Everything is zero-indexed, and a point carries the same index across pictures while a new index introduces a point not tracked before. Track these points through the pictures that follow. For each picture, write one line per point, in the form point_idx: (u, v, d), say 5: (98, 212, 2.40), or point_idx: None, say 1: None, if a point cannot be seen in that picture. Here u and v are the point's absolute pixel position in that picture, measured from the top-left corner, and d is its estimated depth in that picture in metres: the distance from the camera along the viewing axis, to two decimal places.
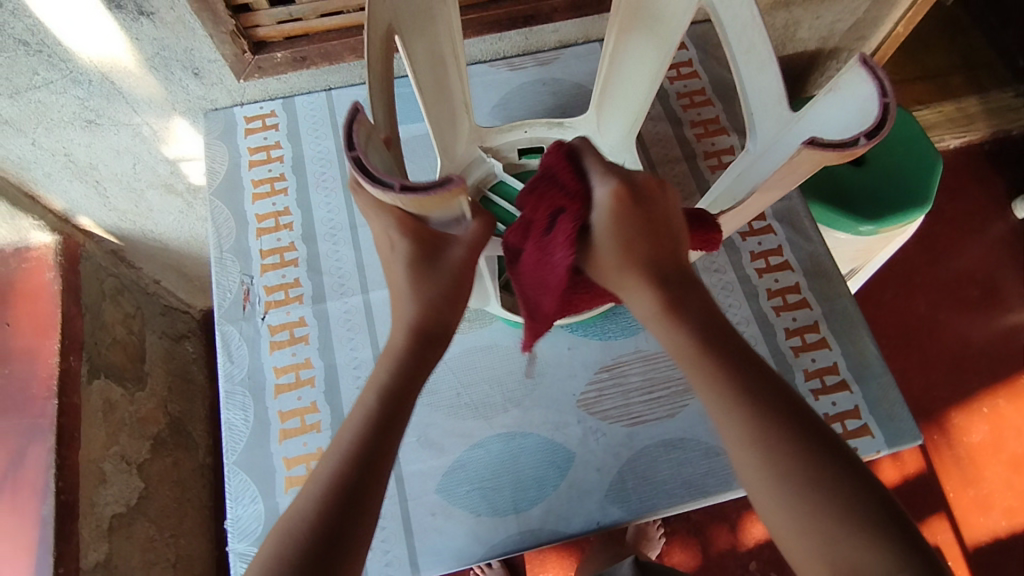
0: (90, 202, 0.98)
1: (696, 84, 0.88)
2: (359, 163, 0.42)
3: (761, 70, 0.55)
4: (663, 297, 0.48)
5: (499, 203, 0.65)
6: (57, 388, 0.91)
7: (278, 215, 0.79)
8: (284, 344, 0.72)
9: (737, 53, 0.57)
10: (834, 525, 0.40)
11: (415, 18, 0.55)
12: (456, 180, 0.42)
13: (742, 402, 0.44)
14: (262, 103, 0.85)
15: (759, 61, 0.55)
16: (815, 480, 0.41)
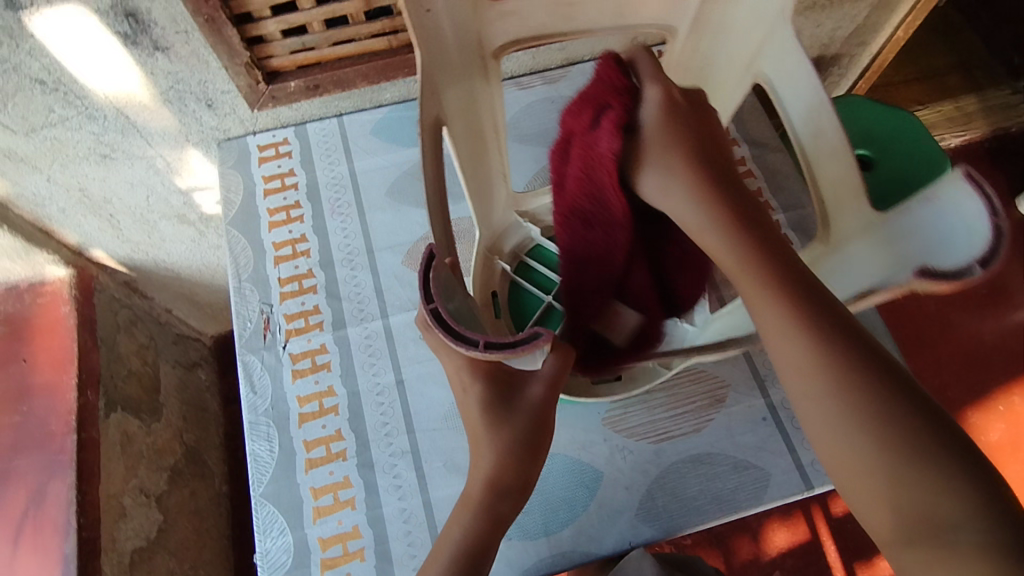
0: (104, 234, 0.98)
1: None
2: (444, 323, 0.42)
3: (836, 152, 0.48)
4: (709, 198, 0.44)
5: (539, 270, 0.67)
6: (75, 423, 0.91)
7: (294, 242, 0.79)
8: (306, 372, 0.71)
9: (801, 129, 0.51)
10: (910, 466, 0.32)
11: (460, 103, 0.53)
12: (545, 335, 0.42)
13: (804, 327, 0.37)
14: (274, 131, 0.85)
15: (830, 145, 0.48)
16: (888, 410, 0.34)
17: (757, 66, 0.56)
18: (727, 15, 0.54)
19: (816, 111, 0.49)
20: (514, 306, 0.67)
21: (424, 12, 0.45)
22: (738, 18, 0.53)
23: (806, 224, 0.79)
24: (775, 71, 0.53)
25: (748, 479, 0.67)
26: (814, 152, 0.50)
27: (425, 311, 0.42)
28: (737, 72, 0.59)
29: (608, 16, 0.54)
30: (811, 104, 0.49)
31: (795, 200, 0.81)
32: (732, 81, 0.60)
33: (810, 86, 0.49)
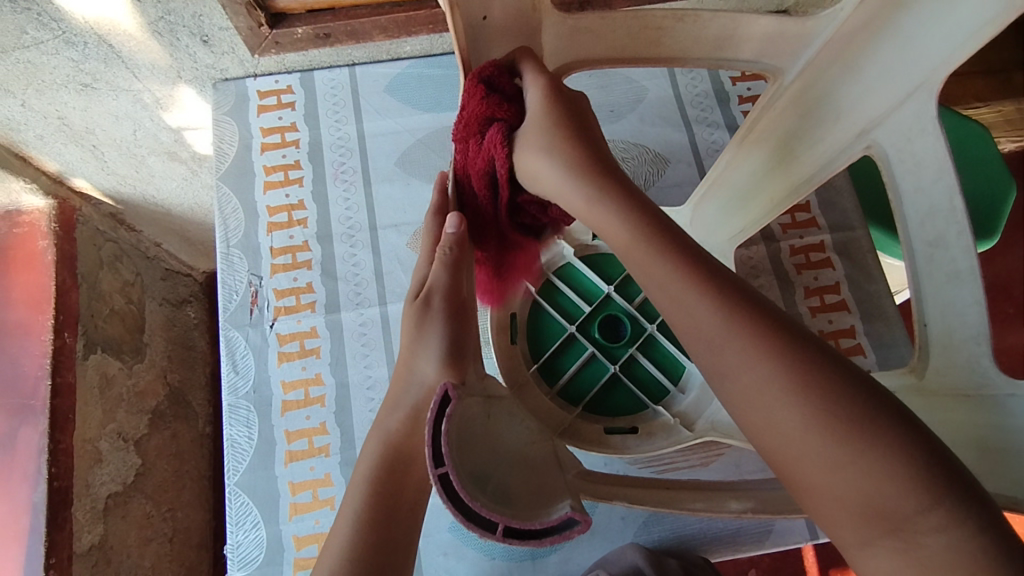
0: (87, 164, 0.91)
1: (761, 86, 0.78)
2: (452, 492, 0.33)
3: (955, 278, 0.39)
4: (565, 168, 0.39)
5: (566, 293, 0.65)
6: (50, 367, 0.87)
7: (291, 208, 0.72)
8: (293, 356, 0.66)
9: (913, 235, 0.41)
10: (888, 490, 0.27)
11: None
12: (581, 520, 0.33)
13: (736, 329, 0.31)
14: (277, 76, 0.76)
15: (951, 271, 0.39)
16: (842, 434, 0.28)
17: (872, 135, 0.44)
18: (860, 66, 0.45)
19: (940, 217, 0.40)
20: (533, 325, 0.65)
21: (481, 21, 0.41)
22: (869, 72, 0.44)
23: (853, 249, 0.72)
24: (896, 149, 0.43)
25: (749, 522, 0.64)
26: (922, 276, 0.41)
27: (431, 479, 0.33)
28: (842, 135, 0.47)
29: (707, 46, 0.46)
30: (940, 211, 0.40)
31: (843, 220, 0.73)
32: (829, 142, 0.49)
33: (945, 190, 0.39)
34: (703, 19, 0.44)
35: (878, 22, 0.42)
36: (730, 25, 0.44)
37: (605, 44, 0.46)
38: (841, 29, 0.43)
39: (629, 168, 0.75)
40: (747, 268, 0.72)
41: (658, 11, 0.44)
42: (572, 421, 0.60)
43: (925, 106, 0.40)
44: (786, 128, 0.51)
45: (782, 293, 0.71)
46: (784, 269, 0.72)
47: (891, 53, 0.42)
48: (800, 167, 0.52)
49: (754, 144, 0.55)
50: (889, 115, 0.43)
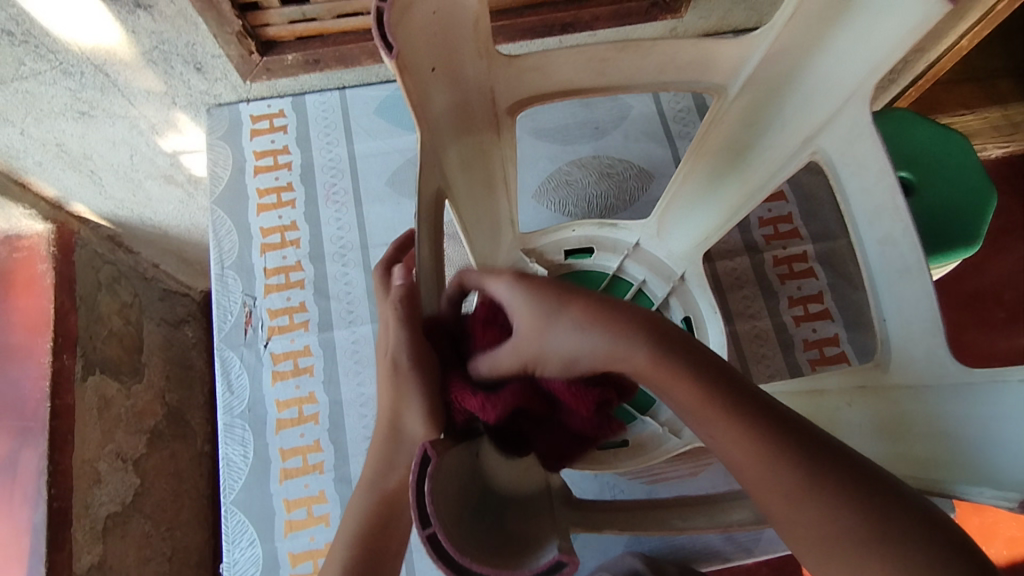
0: (84, 190, 0.93)
1: None
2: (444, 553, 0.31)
3: (906, 275, 0.40)
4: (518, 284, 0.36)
5: None
6: (49, 390, 0.88)
7: (283, 229, 0.73)
8: (287, 375, 0.68)
9: (864, 235, 0.43)
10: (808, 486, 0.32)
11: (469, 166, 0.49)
12: (569, 561, 0.31)
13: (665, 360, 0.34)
14: (269, 101, 0.78)
15: (902, 268, 0.41)
16: (773, 446, 0.33)
17: (817, 141, 0.46)
18: (797, 78, 0.45)
19: (885, 218, 0.41)
20: None
21: (430, 71, 0.40)
22: (805, 83, 0.45)
23: (835, 259, 0.73)
24: (839, 152, 0.44)
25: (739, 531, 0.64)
26: (876, 275, 0.42)
27: (419, 541, 0.31)
28: (787, 141, 0.49)
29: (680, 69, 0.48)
30: (886, 211, 0.41)
31: (825, 230, 0.75)
32: (775, 149, 0.50)
33: (887, 190, 0.41)
34: (643, 49, 0.44)
35: (811, 34, 0.42)
36: (670, 50, 0.44)
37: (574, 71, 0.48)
38: (772, 48, 0.44)
39: (615, 182, 0.77)
40: (732, 280, 0.73)
41: (599, 45, 0.44)
42: None
43: (863, 110, 0.42)
44: (733, 141, 0.52)
45: (767, 304, 0.72)
46: (767, 279, 0.73)
47: (824, 64, 0.43)
48: (754, 174, 0.53)
49: (704, 160, 0.54)
50: (830, 121, 0.45)
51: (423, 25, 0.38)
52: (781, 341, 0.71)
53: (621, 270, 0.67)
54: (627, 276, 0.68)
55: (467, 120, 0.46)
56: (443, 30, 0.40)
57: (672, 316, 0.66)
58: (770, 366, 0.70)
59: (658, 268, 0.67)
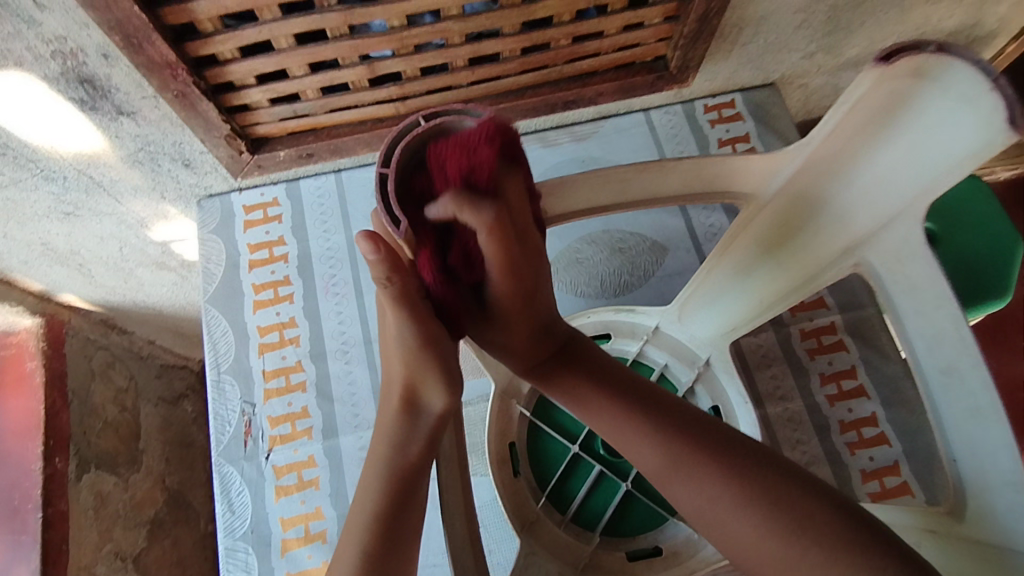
0: (74, 281, 0.89)
1: (739, 128, 0.77)
2: None
3: (978, 416, 0.36)
4: None
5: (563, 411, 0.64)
6: (40, 498, 0.83)
7: (282, 327, 0.69)
8: (292, 489, 0.63)
9: (923, 360, 0.39)
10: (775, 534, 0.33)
11: None
12: None
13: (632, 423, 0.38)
14: (262, 188, 0.74)
15: (971, 407, 0.36)
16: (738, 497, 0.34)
17: (859, 253, 0.44)
18: (840, 188, 0.44)
19: (943, 344, 0.38)
20: (534, 450, 0.64)
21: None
22: (848, 194, 0.43)
23: (865, 329, 0.69)
24: (886, 267, 0.42)
25: None
26: (943, 408, 0.38)
27: None
28: (827, 250, 0.47)
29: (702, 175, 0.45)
30: (945, 336, 0.37)
31: (852, 298, 0.71)
32: (811, 255, 0.48)
33: (947, 315, 0.37)
34: (665, 168, 0.45)
35: (855, 147, 0.41)
36: (695, 167, 0.45)
37: (586, 190, 0.46)
38: (814, 155, 0.43)
39: (627, 258, 0.73)
40: (758, 358, 0.69)
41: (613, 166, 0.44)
42: (592, 553, 0.58)
43: (912, 231, 0.39)
44: (766, 242, 0.51)
45: (798, 382, 0.68)
46: (795, 355, 0.69)
47: (870, 178, 0.41)
48: (791, 274, 0.51)
49: (740, 250, 0.54)
50: (874, 236, 0.42)
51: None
52: (815, 424, 0.67)
53: (642, 353, 0.65)
54: (648, 360, 0.65)
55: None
56: None
57: (698, 404, 0.63)
58: (806, 452, 0.66)
59: (679, 351, 0.64)
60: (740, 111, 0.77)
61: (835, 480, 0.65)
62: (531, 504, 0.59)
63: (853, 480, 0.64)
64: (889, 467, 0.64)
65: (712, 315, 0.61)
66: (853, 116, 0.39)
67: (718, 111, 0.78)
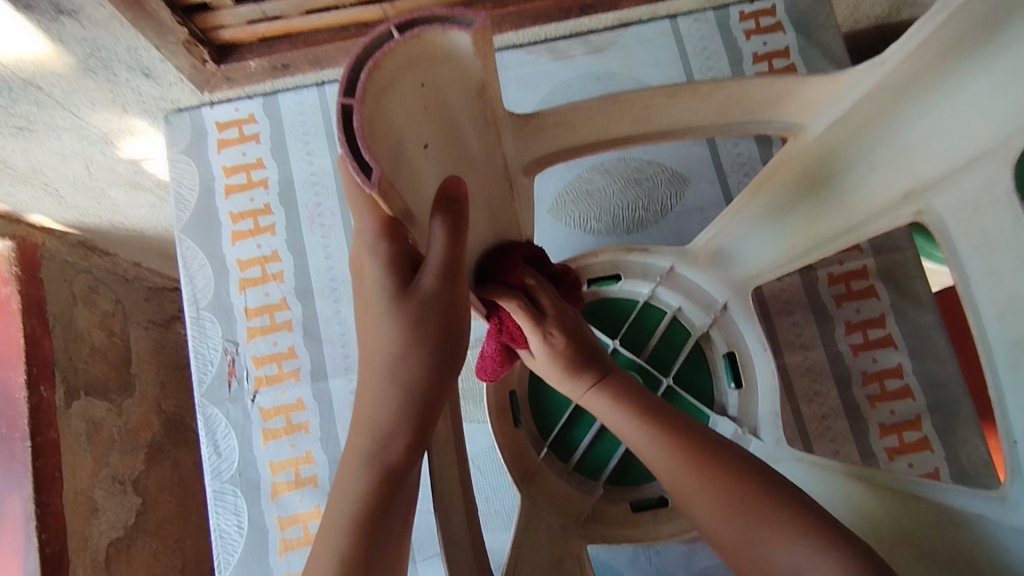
0: (42, 201, 0.82)
1: (779, 40, 0.67)
2: None
3: None
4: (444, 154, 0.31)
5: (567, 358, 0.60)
6: (29, 428, 0.81)
7: (264, 260, 0.64)
8: (280, 433, 0.60)
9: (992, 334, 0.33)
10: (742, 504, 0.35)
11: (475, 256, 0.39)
12: None
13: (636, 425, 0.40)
14: (237, 103, 0.66)
15: None
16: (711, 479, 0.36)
17: (924, 198, 0.36)
18: (911, 116, 0.35)
19: (1022, 315, 0.31)
20: (535, 399, 0.61)
21: (424, 150, 0.29)
22: (921, 124, 0.35)
23: (900, 274, 0.64)
24: (957, 217, 0.34)
25: None
26: (1011, 393, 0.32)
27: None
28: (884, 189, 0.38)
29: (746, 105, 0.38)
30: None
31: (889, 240, 0.64)
32: (861, 200, 0.40)
33: None
34: (702, 92, 0.36)
35: (942, 66, 0.32)
36: (739, 92, 0.36)
37: (604, 125, 0.39)
38: (880, 83, 0.34)
39: (643, 191, 0.66)
40: (780, 304, 0.65)
41: (645, 90, 0.36)
42: (593, 505, 0.55)
43: (999, 175, 0.31)
44: (808, 178, 0.44)
45: (821, 331, 0.64)
46: (821, 301, 0.64)
47: (954, 110, 0.33)
48: (831, 218, 0.43)
49: (778, 185, 0.47)
50: (947, 179, 0.34)
51: (404, 100, 0.27)
52: (835, 375, 0.63)
53: (654, 295, 0.59)
54: (660, 303, 0.59)
55: (485, 181, 0.37)
56: (439, 104, 0.30)
57: (714, 351, 0.58)
58: (823, 403, 0.62)
59: (695, 294, 0.57)
60: (782, 20, 0.67)
61: (851, 433, 0.62)
62: (532, 456, 0.56)
63: (871, 434, 0.61)
64: (910, 421, 0.61)
65: (735, 253, 0.55)
66: (944, 31, 0.30)
67: (757, 19, 0.68)
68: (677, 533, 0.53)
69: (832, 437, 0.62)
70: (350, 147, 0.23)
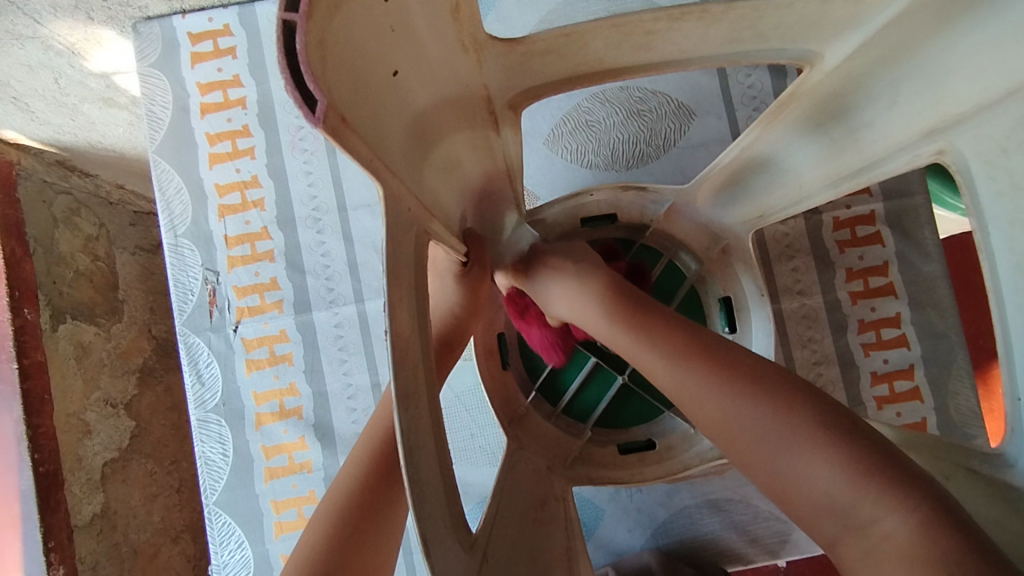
0: (11, 115, 0.78)
1: None
2: None
3: None
4: (420, 72, 0.28)
5: None
6: (14, 350, 0.80)
7: (243, 186, 0.61)
8: (263, 364, 0.60)
9: (1006, 286, 0.31)
10: (793, 429, 0.31)
11: (454, 193, 0.35)
12: None
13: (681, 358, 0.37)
14: (210, 12, 0.61)
15: None
16: (768, 408, 0.32)
17: (948, 136, 0.33)
18: (948, 44, 0.31)
19: None
20: (523, 345, 0.60)
21: (391, 79, 0.25)
22: (959, 52, 0.31)
23: (909, 220, 0.61)
24: (982, 158, 0.31)
25: (764, 531, 0.60)
26: (1018, 341, 0.30)
27: None
28: (907, 126, 0.35)
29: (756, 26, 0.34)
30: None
31: (901, 184, 0.61)
32: (884, 132, 0.37)
33: None
34: (714, 13, 0.33)
35: None
36: (755, 15, 0.33)
37: (602, 47, 0.35)
38: None
39: (646, 124, 0.62)
40: (781, 249, 0.62)
41: (648, 11, 0.32)
42: (580, 447, 0.56)
43: None
44: (826, 108, 0.40)
45: (821, 277, 0.62)
46: (824, 247, 0.62)
47: (999, 35, 0.29)
48: (856, 151, 0.39)
49: (786, 123, 0.43)
50: (974, 116, 0.31)
51: (362, 10, 0.22)
52: (831, 322, 0.61)
53: (653, 238, 0.58)
54: (656, 245, 0.59)
55: (464, 105, 0.34)
56: (414, 17, 0.26)
57: (709, 295, 0.58)
58: (816, 350, 0.61)
59: (692, 237, 0.55)
60: None
61: (841, 380, 0.61)
62: (519, 398, 0.56)
63: (861, 382, 0.61)
64: (902, 370, 0.60)
65: (741, 196, 0.51)
66: None
67: None
68: (664, 475, 0.52)
69: (822, 384, 0.61)
70: (293, 77, 0.19)
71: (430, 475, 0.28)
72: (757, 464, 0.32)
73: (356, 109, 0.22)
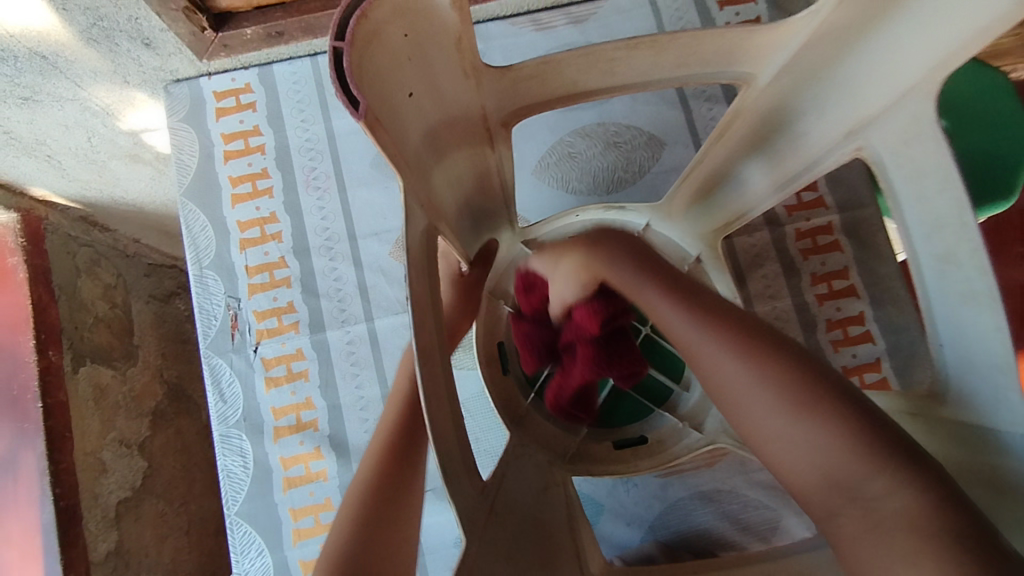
0: (44, 174, 0.86)
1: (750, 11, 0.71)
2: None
3: (971, 300, 0.34)
4: (430, 99, 0.35)
5: None
6: (39, 390, 0.84)
7: (263, 222, 0.68)
8: (281, 380, 0.65)
9: (921, 249, 0.38)
10: (802, 404, 0.34)
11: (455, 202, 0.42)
12: None
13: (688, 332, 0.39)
14: (233, 74, 0.70)
15: (967, 291, 0.35)
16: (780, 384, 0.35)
17: (864, 135, 0.41)
18: (850, 64, 0.39)
19: (945, 231, 0.35)
20: None
21: (407, 98, 0.33)
22: (860, 70, 0.39)
23: (862, 228, 0.68)
24: (891, 151, 0.39)
25: (755, 519, 0.64)
26: (936, 295, 0.37)
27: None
28: (832, 130, 0.43)
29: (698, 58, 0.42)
30: (946, 222, 0.35)
31: (852, 197, 0.69)
32: (819, 136, 0.45)
33: (951, 199, 0.35)
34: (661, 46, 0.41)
35: (870, 20, 0.36)
36: (697, 47, 0.41)
37: (577, 79, 0.43)
38: (823, 30, 0.38)
39: (622, 154, 0.70)
40: (751, 258, 0.69)
41: (610, 44, 0.40)
42: (578, 444, 0.60)
43: (923, 108, 0.36)
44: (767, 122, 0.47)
45: (789, 282, 0.68)
46: (789, 255, 0.69)
47: (887, 53, 0.37)
48: (801, 154, 0.47)
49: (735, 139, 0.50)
50: (882, 115, 0.39)
51: (387, 49, 0.30)
52: (801, 322, 0.67)
53: None
54: None
55: (465, 128, 0.41)
56: (425, 57, 0.33)
57: None
58: None
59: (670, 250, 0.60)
60: None
61: None
62: (519, 400, 0.61)
63: None
64: (870, 363, 0.66)
65: (712, 204, 0.58)
66: None
67: None
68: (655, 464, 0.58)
69: None
70: (342, 87, 0.26)
71: (445, 420, 0.33)
72: (762, 435, 0.36)
73: (386, 120, 0.29)
